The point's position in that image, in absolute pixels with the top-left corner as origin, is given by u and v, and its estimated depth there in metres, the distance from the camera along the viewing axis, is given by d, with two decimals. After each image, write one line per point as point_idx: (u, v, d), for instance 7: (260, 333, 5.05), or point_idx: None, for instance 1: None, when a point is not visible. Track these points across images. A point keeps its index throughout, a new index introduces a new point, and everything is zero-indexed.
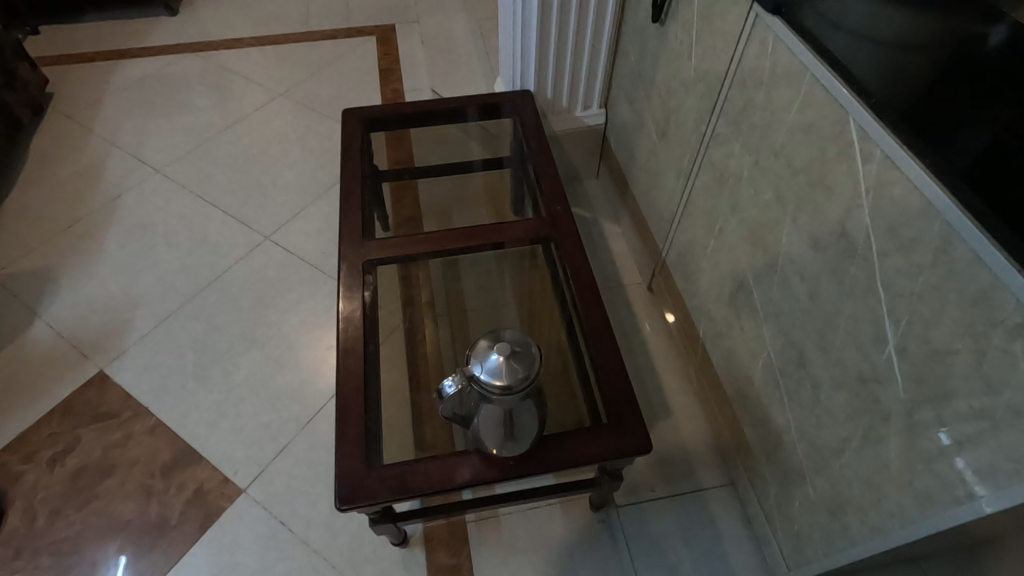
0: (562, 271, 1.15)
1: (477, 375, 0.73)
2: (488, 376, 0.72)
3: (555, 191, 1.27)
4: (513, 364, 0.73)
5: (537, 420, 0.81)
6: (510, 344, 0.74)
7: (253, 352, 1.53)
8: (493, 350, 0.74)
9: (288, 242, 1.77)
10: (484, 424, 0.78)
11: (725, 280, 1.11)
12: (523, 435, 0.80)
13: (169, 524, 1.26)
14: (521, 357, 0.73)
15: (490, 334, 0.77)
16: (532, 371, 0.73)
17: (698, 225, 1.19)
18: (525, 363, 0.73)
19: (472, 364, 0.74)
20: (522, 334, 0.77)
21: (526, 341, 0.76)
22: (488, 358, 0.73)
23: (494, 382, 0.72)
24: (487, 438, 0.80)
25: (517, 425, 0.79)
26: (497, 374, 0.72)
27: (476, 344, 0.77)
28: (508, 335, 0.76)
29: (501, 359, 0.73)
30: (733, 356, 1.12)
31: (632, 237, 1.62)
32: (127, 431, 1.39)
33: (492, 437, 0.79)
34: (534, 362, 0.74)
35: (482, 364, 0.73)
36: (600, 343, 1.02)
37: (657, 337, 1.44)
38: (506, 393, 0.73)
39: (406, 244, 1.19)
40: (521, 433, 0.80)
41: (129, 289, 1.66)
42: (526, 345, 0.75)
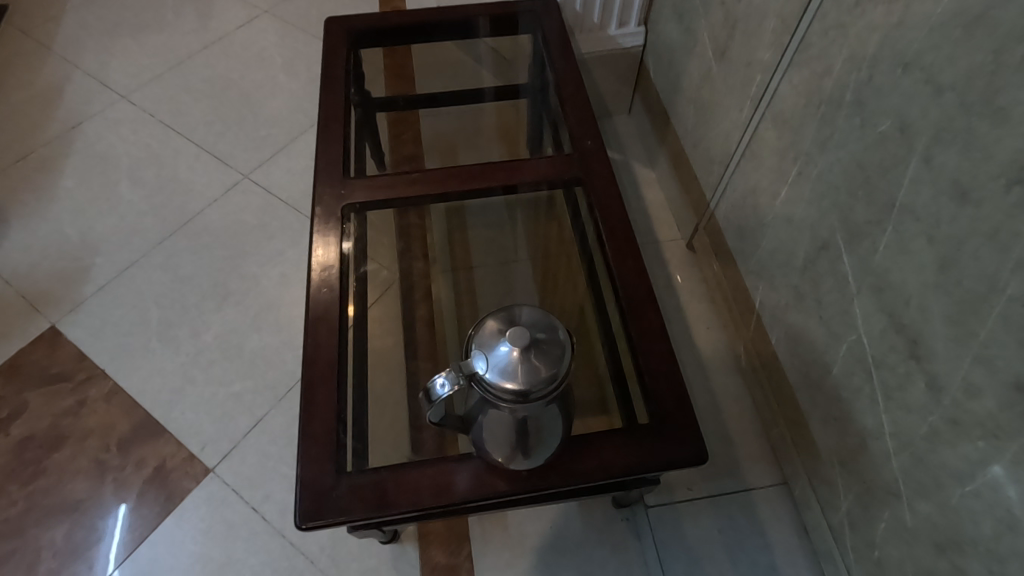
0: (591, 223, 0.92)
1: (481, 372, 0.52)
2: (498, 376, 0.52)
3: (583, 122, 1.02)
4: (534, 361, 0.52)
5: (562, 425, 0.61)
6: (531, 330, 0.53)
7: (226, 309, 1.33)
8: (505, 337, 0.53)
9: (270, 182, 1.54)
10: (490, 429, 0.59)
11: (802, 240, 0.87)
12: (542, 445, 0.60)
13: (125, 507, 1.09)
14: (546, 350, 0.52)
15: (501, 313, 0.56)
16: (560, 370, 0.53)
17: (765, 169, 0.94)
18: (552, 358, 0.53)
19: (474, 358, 0.53)
20: (546, 312, 0.56)
21: (553, 324, 0.55)
22: (496, 349, 0.52)
23: (505, 384, 0.52)
24: (493, 448, 0.60)
25: (534, 433, 0.59)
26: (512, 374, 0.52)
27: (481, 325, 0.55)
28: (526, 314, 0.55)
29: (515, 353, 0.52)
30: (802, 336, 0.90)
31: (669, 184, 1.37)
32: (80, 397, 1.21)
33: (500, 447, 0.60)
34: (564, 357, 0.53)
35: (489, 357, 0.52)
36: (637, 316, 0.80)
37: (698, 303, 1.22)
38: (523, 400, 0.52)
39: (396, 184, 0.95)
40: (540, 443, 0.60)
41: (86, 232, 1.45)
42: (550, 330, 0.54)
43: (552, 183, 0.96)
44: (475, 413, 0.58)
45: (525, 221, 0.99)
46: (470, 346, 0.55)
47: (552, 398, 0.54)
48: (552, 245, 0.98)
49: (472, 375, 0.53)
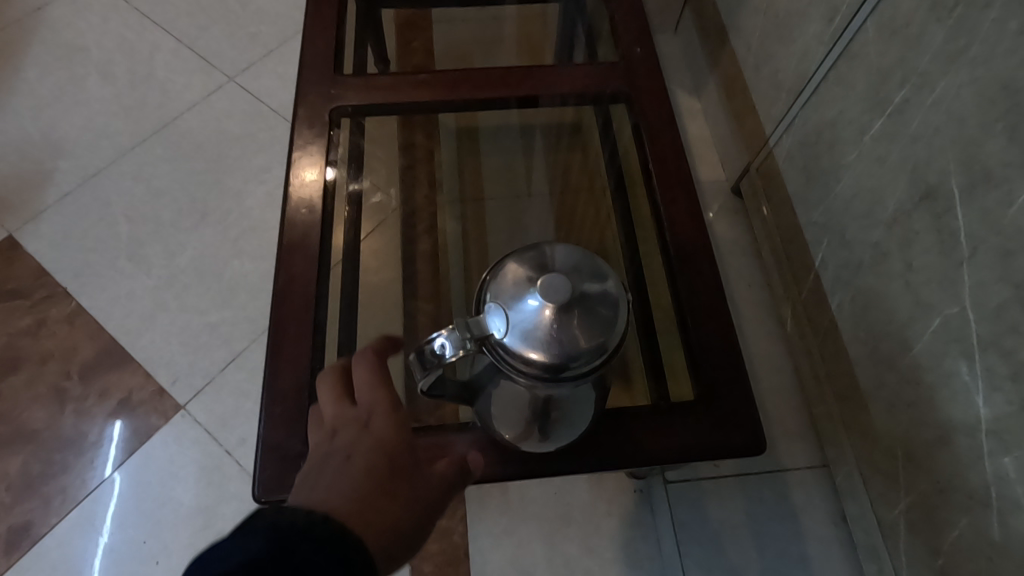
0: (635, 151, 0.75)
1: (500, 337, 0.39)
2: (525, 344, 0.39)
3: (630, 25, 0.82)
4: (575, 326, 0.39)
5: (593, 402, 0.50)
6: (572, 282, 0.39)
7: (205, 228, 1.18)
8: (535, 289, 0.39)
9: (258, 87, 1.35)
10: (501, 402, 0.47)
11: (895, 186, 0.71)
12: (564, 425, 0.49)
13: (86, 442, 0.99)
14: (591, 311, 0.39)
15: (527, 253, 0.42)
16: (608, 341, 0.40)
17: (855, 97, 0.76)
18: (598, 324, 0.40)
19: (492, 315, 0.39)
20: (588, 256, 0.43)
21: (600, 274, 0.42)
22: (521, 303, 0.39)
23: (530, 355, 0.39)
24: (501, 421, 0.49)
25: (556, 410, 0.48)
26: (544, 342, 0.39)
27: (499, 269, 0.42)
28: (562, 257, 0.42)
29: (547, 312, 0.39)
30: (876, 303, 0.75)
31: (717, 116, 1.18)
32: (39, 317, 1.08)
33: (511, 423, 0.49)
34: (616, 322, 0.40)
35: (513, 316, 0.39)
36: (686, 266, 0.65)
37: (739, 257, 1.07)
38: (555, 377, 0.40)
39: (395, 85, 0.76)
40: (561, 421, 0.49)
41: (49, 131, 1.28)
42: (596, 283, 0.41)
43: (582, 97, 0.78)
44: (482, 380, 0.46)
45: (544, 150, 0.82)
46: (483, 297, 0.42)
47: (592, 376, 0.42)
48: (572, 177, 0.81)
49: (487, 339, 0.39)
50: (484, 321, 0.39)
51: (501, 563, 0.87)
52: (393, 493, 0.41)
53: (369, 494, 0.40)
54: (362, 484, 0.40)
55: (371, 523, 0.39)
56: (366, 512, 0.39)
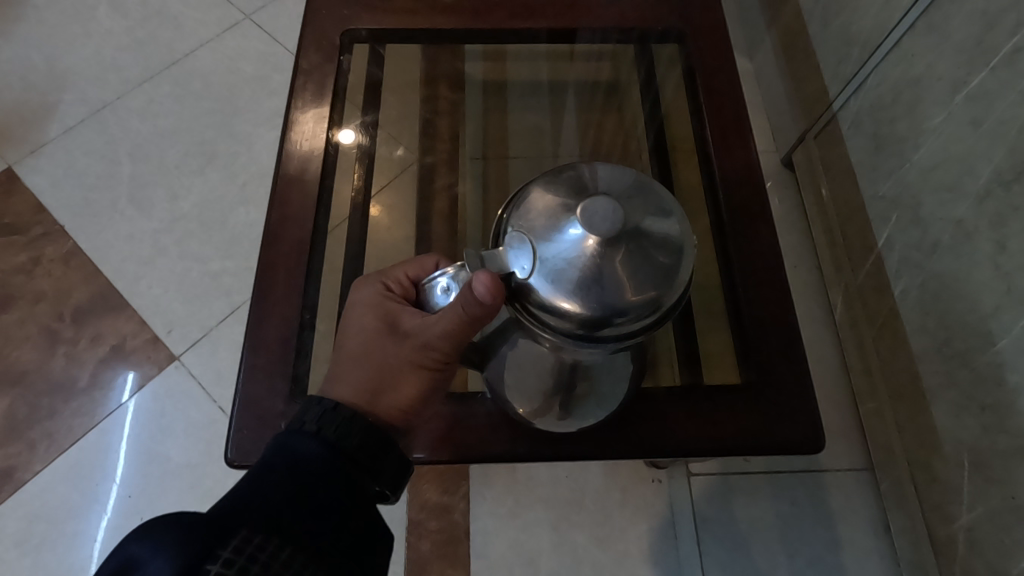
0: (684, 99, 0.65)
1: (523, 277, 0.33)
2: (552, 289, 0.32)
3: None
4: (620, 270, 0.32)
5: (628, 377, 0.42)
6: (624, 211, 0.32)
7: (211, 172, 1.11)
8: (575, 218, 0.32)
9: (275, 27, 1.26)
10: (516, 364, 0.40)
11: (991, 154, 0.60)
12: (590, 402, 0.42)
13: (75, 387, 0.94)
14: (643, 250, 0.32)
15: (564, 172, 0.35)
16: (663, 291, 0.33)
17: (950, 48, 0.65)
18: (651, 266, 0.32)
19: (520, 249, 0.32)
20: (643, 180, 0.35)
21: (659, 201, 0.34)
22: (557, 236, 0.32)
23: (565, 302, 0.32)
24: (517, 393, 0.42)
25: (583, 382, 0.40)
26: (575, 287, 0.32)
27: (528, 192, 0.35)
28: (606, 177, 0.34)
29: (590, 245, 0.31)
30: (952, 291, 0.65)
31: (772, 79, 1.07)
32: (34, 254, 1.03)
33: (527, 396, 0.41)
34: (673, 264, 0.33)
35: (545, 251, 0.32)
36: (740, 230, 0.56)
37: (785, 236, 0.97)
38: (589, 334, 0.33)
39: (417, 11, 0.67)
40: (588, 398, 0.42)
41: (55, 61, 1.21)
42: (653, 211, 0.33)
43: (625, 34, 0.67)
44: (496, 336, 0.40)
45: None
46: (506, 230, 0.35)
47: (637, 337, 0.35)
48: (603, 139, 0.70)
49: (508, 278, 0.33)
50: (505, 255, 0.33)
51: (503, 546, 0.81)
52: (381, 366, 0.41)
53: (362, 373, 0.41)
54: (350, 370, 0.41)
55: (352, 400, 0.40)
56: (353, 390, 0.41)
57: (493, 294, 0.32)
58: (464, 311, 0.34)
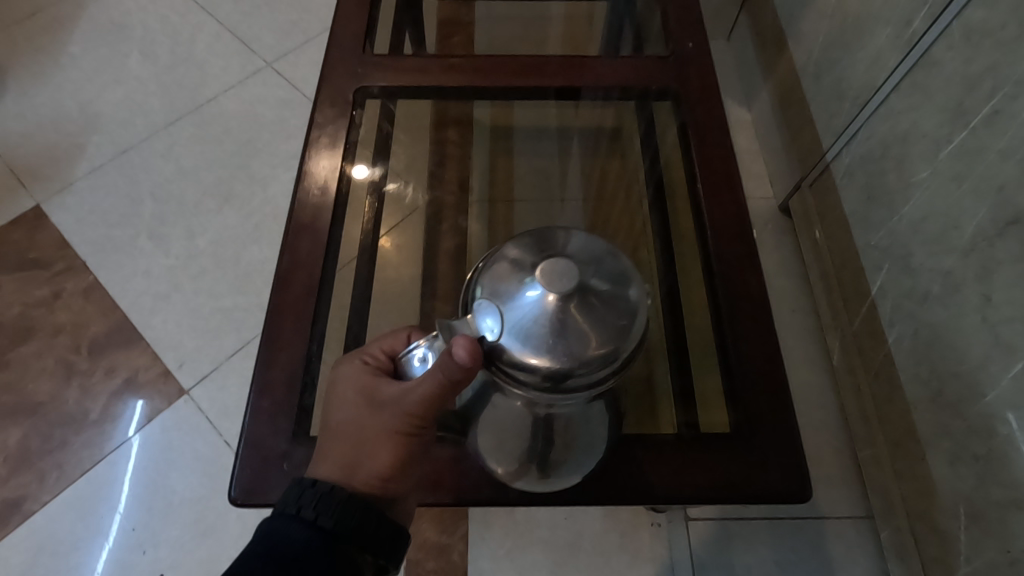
0: (679, 152, 0.68)
1: (493, 339, 0.35)
2: (522, 348, 0.35)
3: (683, 18, 0.75)
4: (580, 324, 0.34)
5: (605, 429, 0.44)
6: (579, 270, 0.35)
7: (228, 211, 1.16)
8: (534, 280, 0.35)
9: (294, 74, 1.33)
10: (494, 423, 0.41)
11: (974, 209, 0.62)
12: (569, 454, 0.43)
13: (87, 419, 0.96)
14: (600, 305, 0.35)
15: (526, 238, 0.38)
16: (620, 343, 0.35)
17: (933, 108, 0.68)
18: (610, 318, 0.35)
19: (487, 312, 0.35)
20: (598, 241, 0.38)
21: (615, 261, 0.37)
22: (519, 296, 0.35)
23: (530, 359, 0.34)
24: (498, 446, 0.43)
25: (561, 436, 0.41)
26: (542, 345, 0.34)
27: (496, 258, 0.38)
28: (563, 240, 0.37)
29: (549, 304, 0.34)
30: (942, 341, 0.67)
31: (769, 128, 1.10)
32: (56, 288, 1.07)
33: (508, 448, 0.43)
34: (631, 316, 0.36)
35: (512, 314, 0.35)
36: (729, 281, 0.58)
37: (783, 281, 0.99)
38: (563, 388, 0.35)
39: (428, 67, 0.72)
40: (568, 450, 0.43)
41: (87, 105, 1.28)
42: (604, 269, 0.36)
43: (626, 92, 0.71)
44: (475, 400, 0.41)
45: (580, 154, 0.77)
46: (475, 294, 0.37)
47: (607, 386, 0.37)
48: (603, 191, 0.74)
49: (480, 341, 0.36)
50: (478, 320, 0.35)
51: None
52: (360, 438, 0.41)
53: (341, 447, 0.41)
54: (331, 445, 0.41)
55: (331, 475, 0.40)
56: (333, 464, 0.41)
57: (472, 358, 0.34)
58: (441, 376, 0.36)
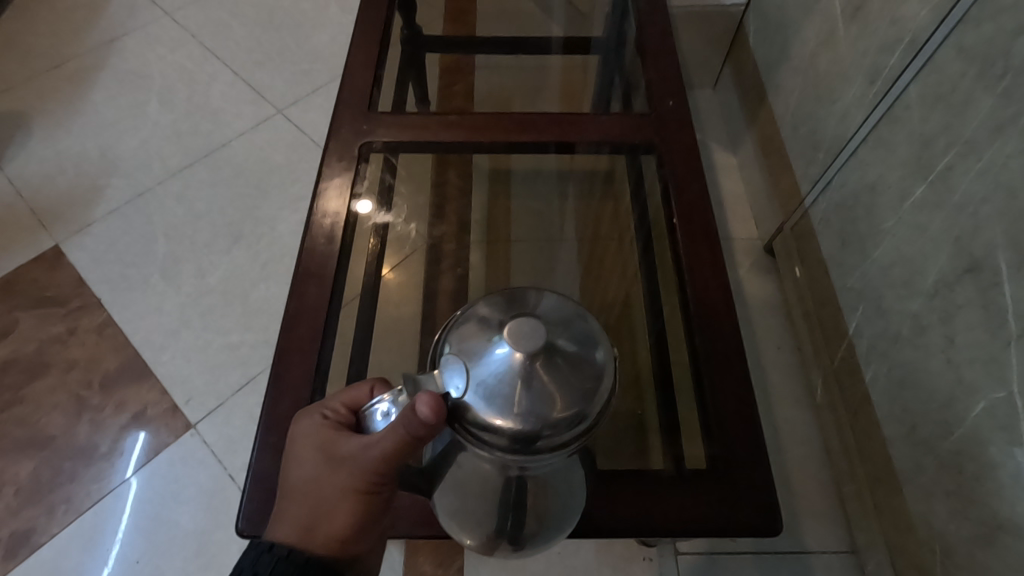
0: (662, 201, 0.73)
1: (458, 395, 0.38)
2: (486, 404, 0.37)
3: (665, 77, 0.81)
4: (543, 383, 0.37)
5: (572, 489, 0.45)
6: (546, 330, 0.38)
7: (237, 250, 1.21)
8: (503, 341, 0.38)
9: (304, 120, 1.41)
10: (457, 483, 0.44)
11: (936, 257, 0.67)
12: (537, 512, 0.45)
13: (96, 452, 1.00)
14: (564, 365, 0.38)
15: (501, 298, 0.42)
16: (582, 404, 0.38)
17: (896, 161, 0.73)
18: (576, 379, 0.38)
19: (456, 370, 0.38)
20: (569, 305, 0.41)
21: (585, 323, 0.41)
22: (488, 356, 0.38)
23: (495, 416, 0.37)
24: (469, 506, 0.44)
25: (528, 496, 0.43)
26: (506, 402, 0.37)
27: (469, 318, 0.41)
28: (537, 303, 0.41)
29: (516, 363, 0.37)
30: (913, 381, 0.70)
31: (753, 173, 1.16)
32: (71, 325, 1.12)
33: (476, 508, 0.44)
34: (597, 377, 0.39)
35: (480, 369, 0.38)
36: (707, 325, 0.62)
37: (768, 318, 1.03)
38: (528, 446, 0.38)
39: (429, 124, 0.78)
40: (535, 510, 0.45)
41: (107, 150, 1.36)
42: (570, 333, 0.39)
43: (616, 146, 0.77)
44: (441, 460, 0.43)
45: (576, 198, 0.83)
46: (445, 350, 0.40)
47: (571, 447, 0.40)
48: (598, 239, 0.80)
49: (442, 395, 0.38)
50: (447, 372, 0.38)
51: None
52: (317, 499, 0.43)
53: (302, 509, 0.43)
54: (293, 506, 0.43)
55: (292, 536, 0.42)
56: (294, 525, 0.43)
57: (435, 415, 0.36)
58: (404, 430, 0.38)
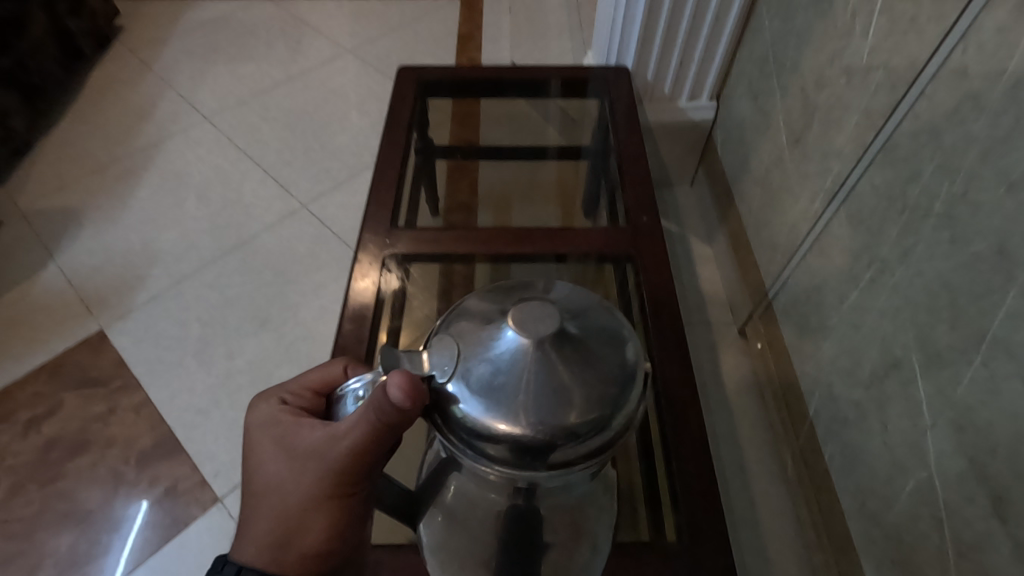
0: (637, 303, 0.86)
1: (445, 382, 0.46)
2: (476, 383, 0.44)
3: (639, 196, 0.96)
4: (542, 379, 0.43)
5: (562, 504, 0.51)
6: (556, 324, 0.45)
7: (264, 334, 1.34)
8: (513, 335, 0.45)
9: (326, 213, 1.57)
10: (446, 509, 0.55)
11: (869, 352, 0.79)
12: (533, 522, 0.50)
13: (130, 525, 1.08)
14: (567, 363, 0.44)
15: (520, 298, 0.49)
16: (577, 402, 0.44)
17: (834, 269, 0.87)
18: (578, 374, 0.44)
19: (465, 358, 0.45)
20: (582, 309, 0.48)
21: (603, 329, 0.47)
22: (497, 347, 0.45)
23: (498, 407, 0.43)
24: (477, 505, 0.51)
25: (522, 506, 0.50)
26: (499, 382, 0.44)
27: (484, 313, 0.48)
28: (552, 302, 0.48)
29: (522, 354, 0.44)
30: (860, 459, 0.81)
31: (726, 263, 1.31)
32: (111, 404, 1.23)
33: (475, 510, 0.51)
34: (603, 377, 0.45)
35: (484, 347, 0.45)
36: (674, 413, 0.73)
37: (743, 396, 1.14)
38: (519, 443, 0.43)
39: (440, 239, 0.93)
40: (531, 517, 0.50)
41: (149, 242, 1.51)
42: (577, 334, 0.45)
43: (601, 257, 0.91)
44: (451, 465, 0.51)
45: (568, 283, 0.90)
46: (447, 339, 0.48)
47: (577, 459, 0.45)
48: None
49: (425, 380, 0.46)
50: (437, 351, 0.46)
51: None
52: (284, 492, 0.52)
53: (277, 498, 0.53)
54: (270, 498, 0.53)
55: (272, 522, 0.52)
56: (272, 513, 0.52)
57: (405, 399, 0.44)
58: (363, 419, 0.48)
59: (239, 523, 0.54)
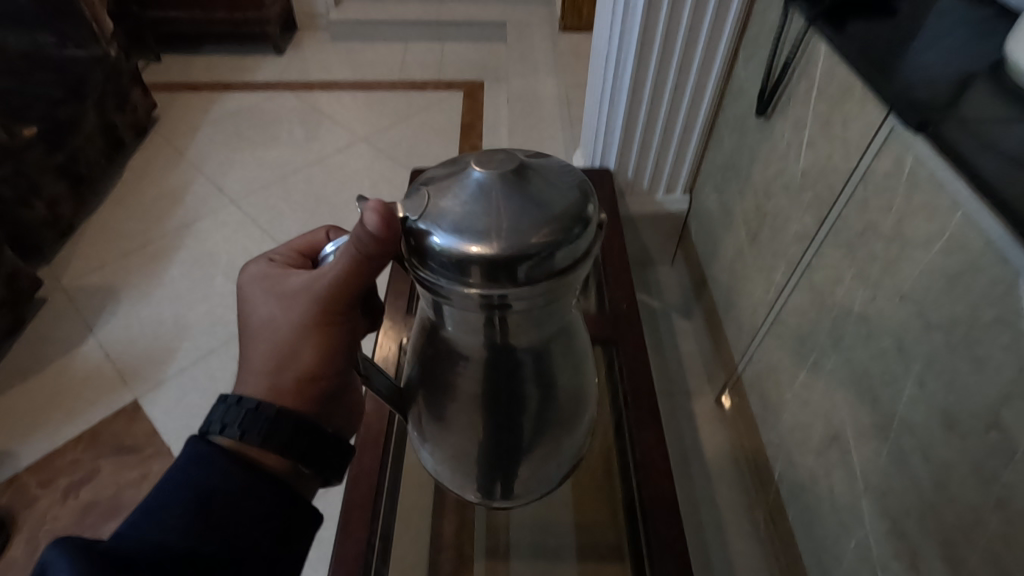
0: (620, 382, 0.98)
1: (417, 218, 0.49)
2: (448, 217, 0.48)
3: (620, 284, 1.12)
4: (508, 202, 0.48)
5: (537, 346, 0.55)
6: (514, 161, 0.50)
7: None
8: (477, 173, 0.50)
9: None
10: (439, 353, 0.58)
11: (817, 425, 0.93)
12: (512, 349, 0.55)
13: None
14: (527, 192, 0.49)
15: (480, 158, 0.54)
16: (543, 224, 0.47)
17: (787, 352, 1.02)
18: (538, 201, 0.48)
19: (433, 198, 0.49)
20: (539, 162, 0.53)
21: (562, 176, 0.52)
22: (463, 184, 0.49)
23: (467, 230, 0.47)
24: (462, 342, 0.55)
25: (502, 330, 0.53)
26: (465, 212, 0.47)
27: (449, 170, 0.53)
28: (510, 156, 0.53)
29: (485, 184, 0.48)
30: (816, 520, 0.92)
31: (703, 338, 1.46)
32: (144, 470, 1.34)
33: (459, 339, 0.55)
34: (563, 208, 0.49)
35: (451, 185, 0.50)
36: (649, 484, 0.85)
37: (721, 461, 1.26)
38: (492, 262, 0.46)
39: None
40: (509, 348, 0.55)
41: (180, 317, 1.66)
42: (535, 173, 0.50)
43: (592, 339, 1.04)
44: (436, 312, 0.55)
45: None
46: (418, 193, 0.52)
47: (544, 278, 0.48)
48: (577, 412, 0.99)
49: (399, 218, 0.51)
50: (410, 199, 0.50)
51: None
52: (276, 330, 0.59)
53: (269, 337, 0.59)
54: (262, 338, 0.59)
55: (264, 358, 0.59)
56: (265, 349, 0.59)
57: (380, 222, 0.49)
58: (349, 253, 0.54)
59: (240, 360, 0.61)
